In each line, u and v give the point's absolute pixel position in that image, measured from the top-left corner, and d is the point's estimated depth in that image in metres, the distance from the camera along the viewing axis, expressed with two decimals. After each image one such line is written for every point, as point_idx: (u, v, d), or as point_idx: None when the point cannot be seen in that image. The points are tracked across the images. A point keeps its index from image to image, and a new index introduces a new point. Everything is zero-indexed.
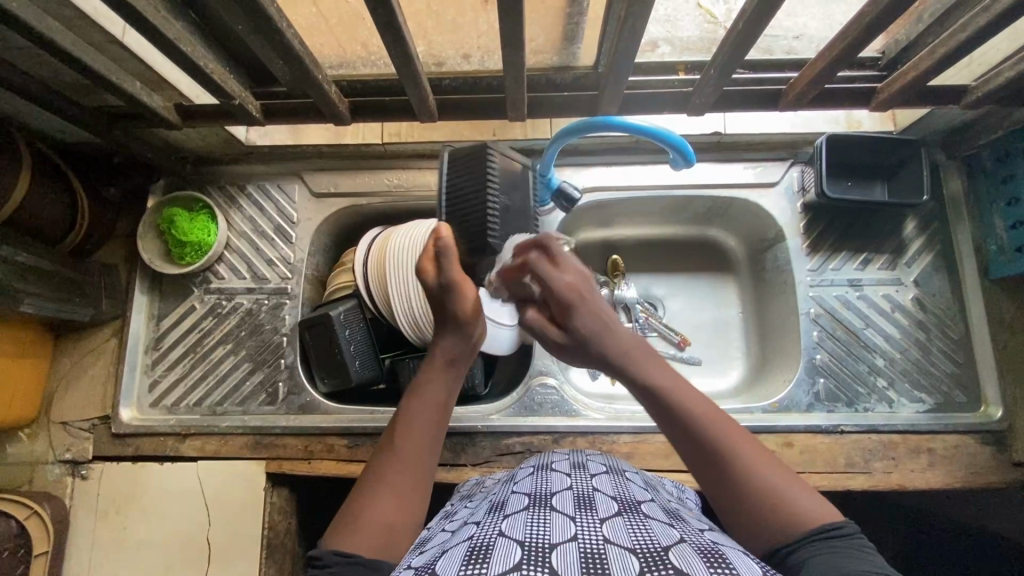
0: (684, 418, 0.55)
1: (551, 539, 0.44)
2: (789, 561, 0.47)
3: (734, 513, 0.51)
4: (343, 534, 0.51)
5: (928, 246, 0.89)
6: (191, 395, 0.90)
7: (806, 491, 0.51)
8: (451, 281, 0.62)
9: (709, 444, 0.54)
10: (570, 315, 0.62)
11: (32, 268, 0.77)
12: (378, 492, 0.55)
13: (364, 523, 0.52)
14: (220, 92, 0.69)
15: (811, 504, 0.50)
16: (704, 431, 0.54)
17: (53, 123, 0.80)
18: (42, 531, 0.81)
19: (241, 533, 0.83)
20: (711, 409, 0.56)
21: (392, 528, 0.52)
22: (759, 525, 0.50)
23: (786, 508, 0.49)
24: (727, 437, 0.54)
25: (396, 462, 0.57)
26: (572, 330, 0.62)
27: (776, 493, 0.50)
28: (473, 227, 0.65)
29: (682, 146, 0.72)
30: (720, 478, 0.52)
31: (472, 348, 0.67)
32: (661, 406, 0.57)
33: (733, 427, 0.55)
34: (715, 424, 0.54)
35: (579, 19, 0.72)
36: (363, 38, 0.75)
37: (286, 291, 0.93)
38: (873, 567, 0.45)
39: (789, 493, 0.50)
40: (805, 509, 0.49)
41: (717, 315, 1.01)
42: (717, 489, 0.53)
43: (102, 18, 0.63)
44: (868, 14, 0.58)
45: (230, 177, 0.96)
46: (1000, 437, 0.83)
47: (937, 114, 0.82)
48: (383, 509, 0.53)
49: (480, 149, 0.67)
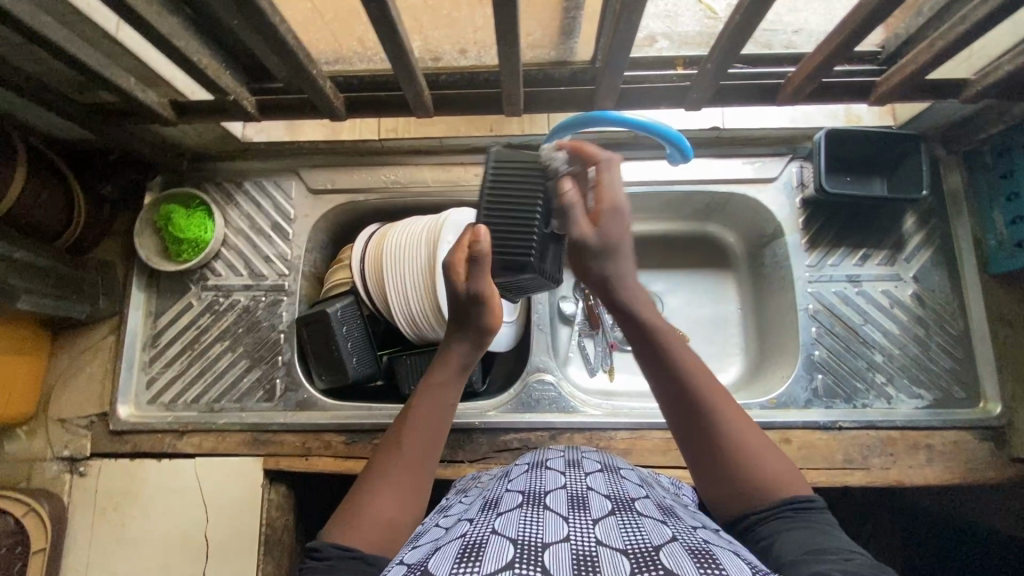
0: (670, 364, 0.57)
1: (543, 538, 0.44)
2: (757, 532, 0.49)
3: (702, 464, 0.54)
4: (344, 527, 0.52)
5: (928, 241, 0.89)
6: (189, 391, 0.91)
7: (783, 463, 0.53)
8: (477, 289, 0.61)
9: (701, 402, 0.54)
10: (609, 216, 0.60)
11: (29, 266, 0.77)
12: (380, 487, 0.55)
13: (365, 518, 0.52)
14: (214, 88, 0.69)
15: (779, 471, 0.52)
16: (699, 389, 0.55)
17: (49, 119, 0.80)
18: (40, 528, 0.81)
19: (239, 530, 0.84)
20: (696, 361, 0.57)
21: (391, 524, 0.53)
22: (724, 481, 0.52)
23: (752, 473, 0.51)
24: (714, 398, 0.55)
25: (399, 458, 0.57)
26: (602, 229, 0.60)
27: (745, 455, 0.52)
28: (518, 246, 0.70)
29: (680, 141, 0.69)
30: (693, 429, 0.54)
31: (484, 349, 0.65)
32: (651, 355, 0.58)
33: (715, 381, 0.56)
34: (708, 382, 0.55)
35: (575, 14, 0.70)
36: (358, 34, 0.75)
37: (283, 287, 0.93)
38: (845, 540, 0.46)
39: (756, 454, 0.52)
40: (772, 477, 0.51)
41: (714, 311, 1.01)
42: (699, 447, 0.54)
43: (95, 14, 0.62)
44: (865, 7, 0.58)
45: (226, 174, 0.95)
46: (998, 432, 0.82)
47: (937, 109, 0.82)
48: (384, 505, 0.54)
49: (529, 163, 0.70)
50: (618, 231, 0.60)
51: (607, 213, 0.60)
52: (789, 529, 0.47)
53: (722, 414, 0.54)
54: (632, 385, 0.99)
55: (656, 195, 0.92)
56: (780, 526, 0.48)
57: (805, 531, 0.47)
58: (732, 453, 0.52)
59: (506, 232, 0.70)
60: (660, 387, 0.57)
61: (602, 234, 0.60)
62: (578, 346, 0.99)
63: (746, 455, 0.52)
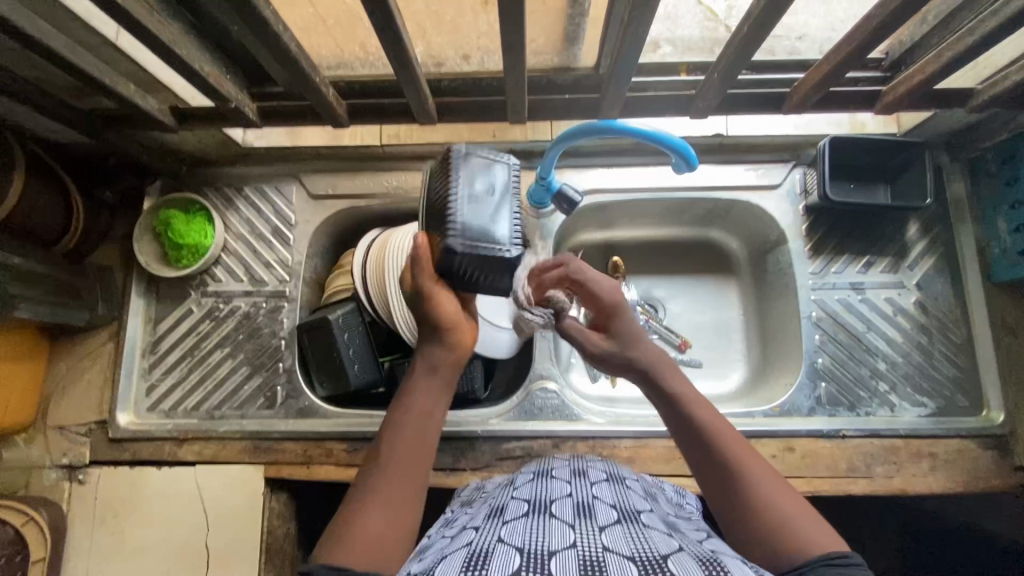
0: (698, 426, 0.57)
1: (549, 545, 0.44)
2: None
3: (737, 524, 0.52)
4: (333, 549, 0.49)
5: (931, 249, 0.88)
6: (189, 399, 0.90)
7: (817, 521, 0.50)
8: (417, 291, 0.56)
9: (722, 456, 0.55)
10: (613, 320, 0.65)
11: (26, 274, 0.76)
12: (368, 502, 0.52)
13: (355, 537, 0.49)
14: (215, 94, 0.68)
15: (822, 538, 0.49)
16: (719, 444, 0.56)
17: (47, 125, 0.79)
18: (39, 538, 0.80)
19: (240, 540, 0.83)
20: (725, 426, 0.57)
21: (383, 540, 0.50)
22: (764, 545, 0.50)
23: (790, 532, 0.49)
24: (733, 452, 0.55)
25: (387, 471, 0.54)
26: (615, 331, 0.64)
27: (782, 518, 0.50)
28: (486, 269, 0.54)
29: (685, 150, 0.73)
30: (727, 493, 0.53)
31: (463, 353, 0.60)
32: (671, 413, 0.60)
33: (747, 448, 0.56)
34: (728, 438, 0.56)
35: (579, 20, 0.70)
36: (361, 38, 0.74)
37: (283, 293, 0.92)
38: None
39: (792, 519, 0.50)
40: (812, 535, 0.49)
41: (718, 318, 1.01)
42: (722, 496, 0.54)
43: (94, 20, 0.61)
44: (876, 16, 0.58)
45: (226, 179, 0.94)
46: (1002, 441, 0.82)
47: (942, 117, 0.81)
48: (372, 521, 0.51)
49: (495, 165, 0.56)
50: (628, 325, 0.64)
51: (613, 315, 0.65)
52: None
53: (754, 479, 0.53)
54: (635, 390, 0.98)
55: (658, 201, 0.92)
56: None
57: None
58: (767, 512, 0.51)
59: (475, 262, 0.53)
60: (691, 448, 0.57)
61: (615, 335, 0.64)
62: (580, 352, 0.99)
63: (783, 518, 0.50)
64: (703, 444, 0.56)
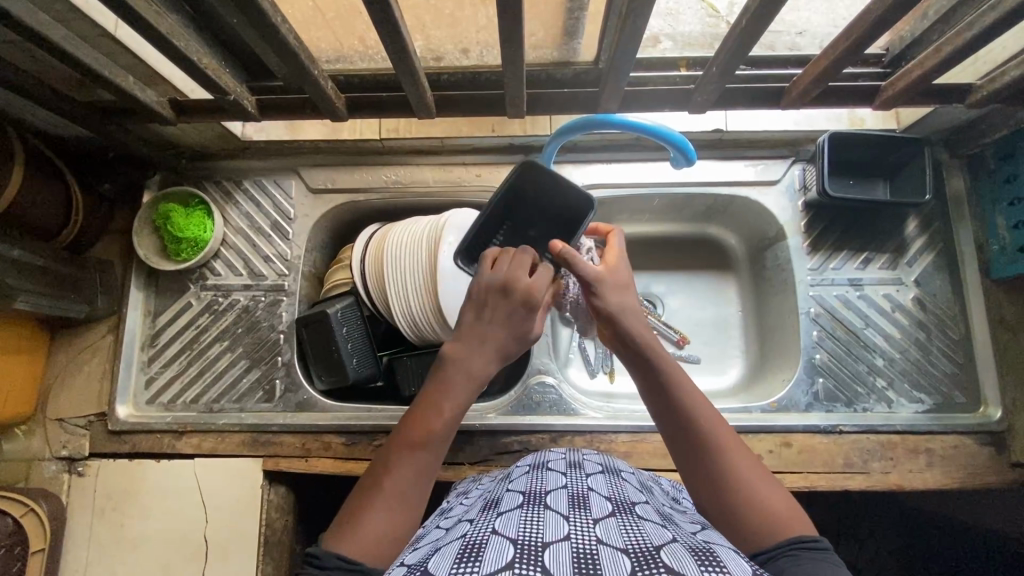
0: (678, 403, 0.54)
1: (543, 537, 0.44)
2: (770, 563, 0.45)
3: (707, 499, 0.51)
4: (345, 537, 0.49)
5: (929, 245, 0.89)
6: (188, 391, 0.90)
7: (794, 507, 0.49)
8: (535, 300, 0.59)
9: (700, 437, 0.52)
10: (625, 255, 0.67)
11: (26, 266, 0.76)
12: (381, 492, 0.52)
13: (365, 527, 0.49)
14: (214, 87, 0.68)
15: (790, 514, 0.48)
16: (699, 424, 0.53)
17: (47, 117, 0.79)
18: (38, 528, 0.81)
19: (238, 533, 0.83)
20: (706, 404, 0.54)
21: (394, 532, 0.50)
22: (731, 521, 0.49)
23: (767, 518, 0.48)
24: (712, 432, 0.53)
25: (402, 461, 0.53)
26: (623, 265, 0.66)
27: (757, 504, 0.49)
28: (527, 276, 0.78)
29: (684, 146, 0.73)
30: (704, 474, 0.51)
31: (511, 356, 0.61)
32: (652, 387, 0.56)
33: (723, 423, 0.53)
34: (709, 416, 0.53)
35: (579, 14, 0.68)
36: (360, 32, 0.73)
37: (282, 287, 0.92)
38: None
39: (768, 501, 0.49)
40: (788, 523, 0.47)
41: (716, 314, 1.01)
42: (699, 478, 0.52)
43: (94, 12, 0.62)
44: (875, 10, 0.57)
45: (226, 173, 0.95)
46: (999, 437, 0.83)
47: (941, 113, 0.81)
48: (383, 511, 0.50)
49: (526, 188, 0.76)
50: (627, 273, 0.65)
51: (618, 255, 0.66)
52: (789, 564, 0.43)
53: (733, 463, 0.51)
54: (633, 386, 0.99)
55: (658, 196, 0.92)
56: (784, 563, 0.44)
57: (808, 564, 0.43)
58: (743, 496, 0.49)
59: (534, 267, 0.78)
60: (662, 419, 0.55)
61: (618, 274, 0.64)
62: (579, 347, 1.00)
63: (760, 504, 0.49)
64: (675, 415, 0.54)
